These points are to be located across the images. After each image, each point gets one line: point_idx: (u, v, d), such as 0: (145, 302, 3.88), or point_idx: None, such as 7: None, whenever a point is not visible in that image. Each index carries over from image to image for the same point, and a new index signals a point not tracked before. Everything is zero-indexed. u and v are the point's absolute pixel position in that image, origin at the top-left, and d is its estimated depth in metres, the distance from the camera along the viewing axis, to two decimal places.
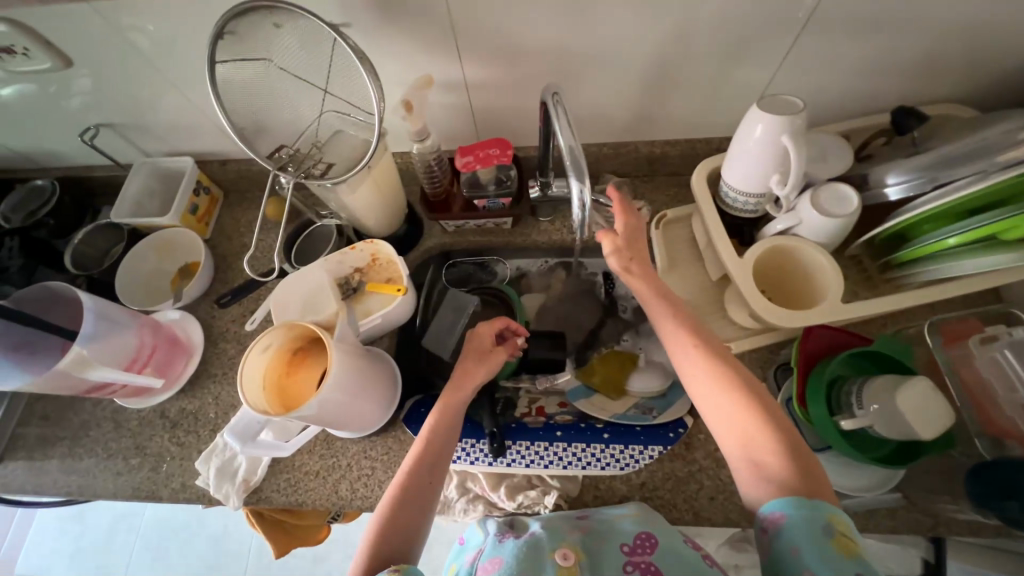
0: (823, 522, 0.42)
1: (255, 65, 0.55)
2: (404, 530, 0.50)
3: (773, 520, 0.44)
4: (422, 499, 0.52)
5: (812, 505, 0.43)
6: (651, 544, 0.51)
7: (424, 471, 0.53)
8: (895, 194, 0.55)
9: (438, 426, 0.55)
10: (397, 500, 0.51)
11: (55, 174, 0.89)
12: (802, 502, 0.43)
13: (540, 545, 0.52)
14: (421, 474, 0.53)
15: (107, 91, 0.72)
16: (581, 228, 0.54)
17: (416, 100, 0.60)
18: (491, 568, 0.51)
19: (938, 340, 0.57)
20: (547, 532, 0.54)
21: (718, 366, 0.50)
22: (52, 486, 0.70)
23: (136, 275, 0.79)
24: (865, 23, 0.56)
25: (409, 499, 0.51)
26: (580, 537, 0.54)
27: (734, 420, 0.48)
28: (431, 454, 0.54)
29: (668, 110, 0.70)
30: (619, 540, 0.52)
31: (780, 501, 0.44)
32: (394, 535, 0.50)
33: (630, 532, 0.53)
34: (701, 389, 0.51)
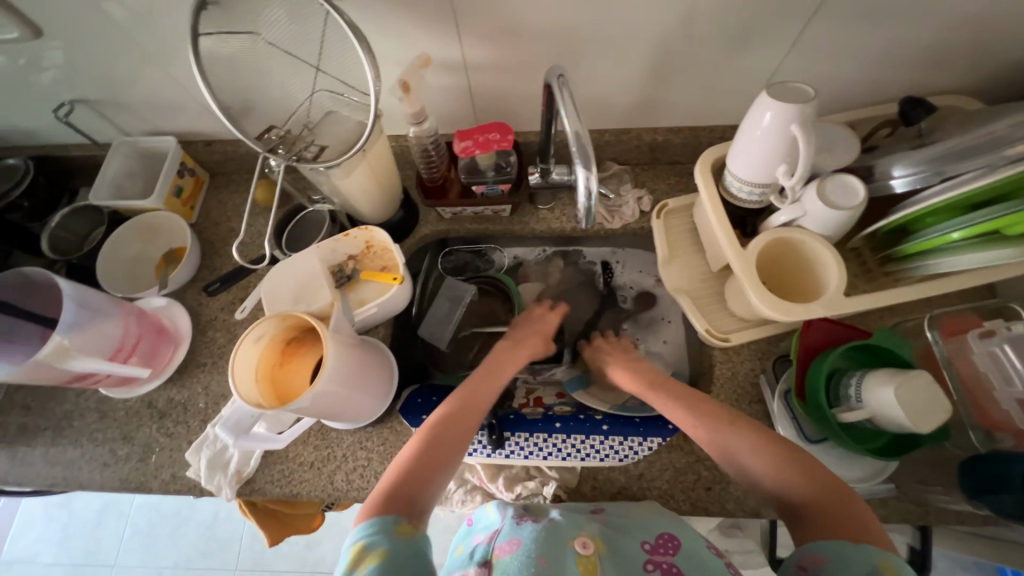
0: (869, 568, 0.40)
1: (242, 38, 0.51)
2: (428, 478, 0.50)
3: (812, 560, 0.43)
4: (451, 453, 0.52)
5: (855, 549, 0.42)
6: (673, 545, 0.51)
7: (460, 424, 0.54)
8: (901, 186, 0.55)
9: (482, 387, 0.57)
10: (426, 447, 0.52)
11: (29, 152, 0.85)
12: (845, 546, 0.42)
13: (560, 530, 0.52)
14: (455, 428, 0.54)
15: (81, 65, 0.67)
16: (587, 218, 0.51)
17: (413, 80, 0.57)
18: (506, 549, 0.51)
19: (938, 333, 0.57)
20: (566, 520, 0.53)
21: (715, 419, 0.53)
22: (36, 477, 0.68)
23: (117, 260, 0.76)
24: (879, 9, 0.54)
25: (439, 450, 0.52)
26: (599, 527, 0.53)
27: (758, 459, 0.49)
28: (471, 410, 0.55)
29: (672, 96, 0.68)
30: (640, 537, 0.51)
31: (817, 544, 0.44)
32: (418, 479, 0.50)
33: (653, 530, 0.52)
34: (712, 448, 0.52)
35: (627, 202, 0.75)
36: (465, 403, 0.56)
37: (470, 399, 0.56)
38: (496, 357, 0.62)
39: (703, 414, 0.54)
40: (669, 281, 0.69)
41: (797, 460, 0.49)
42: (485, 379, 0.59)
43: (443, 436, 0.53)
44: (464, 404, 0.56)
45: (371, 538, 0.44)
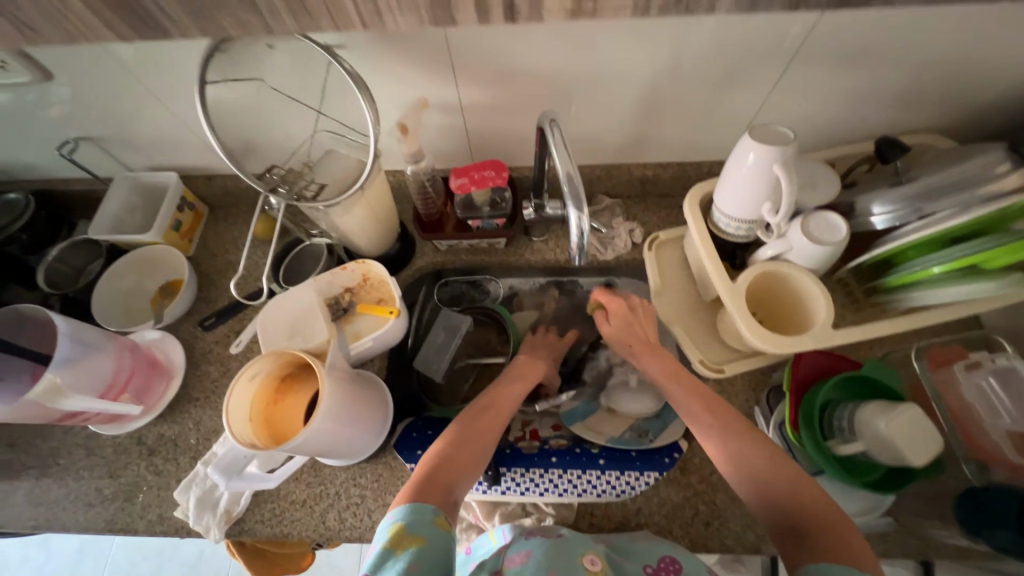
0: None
1: (247, 84, 0.53)
2: (460, 472, 0.51)
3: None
4: (480, 451, 0.54)
5: (857, 573, 0.40)
6: (675, 568, 0.51)
7: (488, 427, 0.56)
8: (881, 223, 0.57)
9: (507, 395, 0.60)
10: (457, 444, 0.53)
11: (30, 186, 0.86)
12: (846, 570, 0.40)
13: (567, 547, 0.52)
14: (483, 429, 0.56)
15: (87, 104, 0.69)
16: (580, 254, 0.53)
17: (412, 122, 0.59)
18: (518, 561, 0.50)
19: (925, 364, 0.58)
20: (573, 537, 0.54)
21: (728, 421, 0.53)
22: (17, 518, 0.66)
23: (113, 293, 0.76)
24: (851, 57, 0.58)
25: (469, 448, 0.53)
26: (604, 549, 0.54)
27: (756, 475, 0.49)
28: (498, 415, 0.58)
29: (660, 134, 0.71)
30: (642, 560, 0.52)
31: (820, 565, 0.41)
32: (452, 472, 0.51)
33: (654, 553, 0.53)
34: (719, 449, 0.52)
35: (619, 234, 0.77)
36: (493, 408, 0.58)
37: (497, 405, 0.59)
38: (519, 368, 0.65)
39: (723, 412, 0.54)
40: (662, 313, 0.70)
41: (795, 480, 0.48)
42: (511, 388, 0.61)
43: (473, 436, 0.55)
44: (489, 406, 0.58)
45: (412, 525, 0.44)
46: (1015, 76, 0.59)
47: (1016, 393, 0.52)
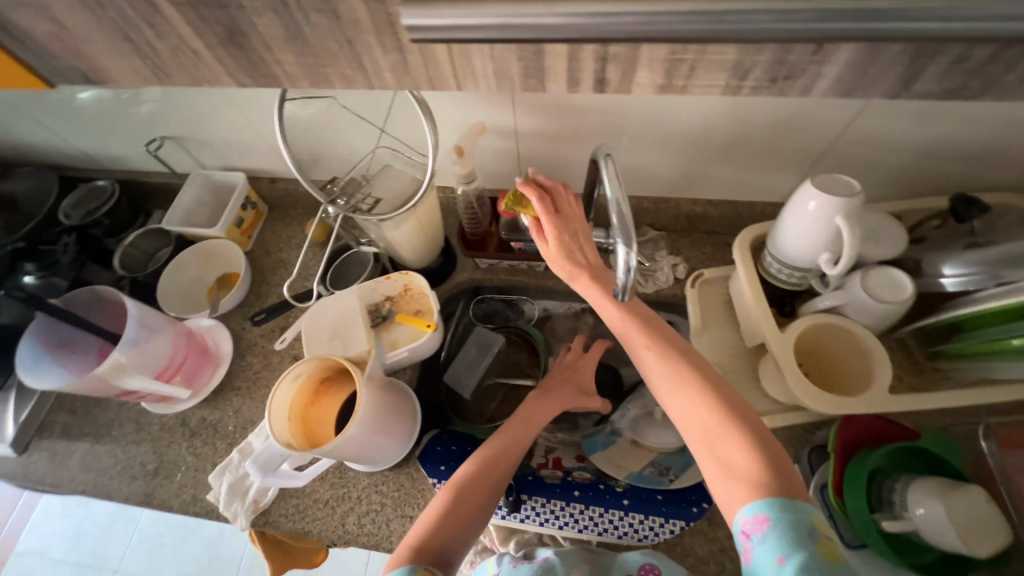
0: (805, 526, 0.39)
1: (320, 102, 0.55)
2: (453, 533, 0.51)
3: (756, 522, 0.41)
4: (476, 511, 0.53)
5: (793, 506, 0.41)
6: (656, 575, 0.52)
7: (483, 481, 0.55)
8: (951, 285, 0.53)
9: (506, 445, 0.58)
10: (451, 503, 0.53)
11: (116, 175, 0.94)
12: (786, 503, 0.41)
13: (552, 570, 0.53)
14: (478, 486, 0.54)
15: (175, 107, 0.75)
16: (624, 291, 0.50)
17: (468, 146, 0.62)
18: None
19: (993, 444, 0.53)
20: (559, 560, 0.54)
21: (679, 364, 0.52)
22: (70, 481, 0.71)
23: (176, 280, 0.82)
24: (931, 109, 0.55)
25: (461, 506, 0.53)
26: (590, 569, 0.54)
27: (700, 415, 0.49)
28: (494, 469, 0.56)
29: (714, 171, 0.69)
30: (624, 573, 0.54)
31: (762, 504, 0.41)
32: (444, 535, 0.51)
33: (634, 562, 0.54)
34: (672, 394, 0.51)
35: (662, 268, 0.76)
36: (490, 462, 0.56)
37: (495, 457, 0.57)
38: (523, 413, 0.62)
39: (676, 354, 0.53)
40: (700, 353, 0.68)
41: (738, 412, 0.48)
42: (510, 435, 0.59)
43: (467, 495, 0.54)
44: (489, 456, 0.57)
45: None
46: None
47: None
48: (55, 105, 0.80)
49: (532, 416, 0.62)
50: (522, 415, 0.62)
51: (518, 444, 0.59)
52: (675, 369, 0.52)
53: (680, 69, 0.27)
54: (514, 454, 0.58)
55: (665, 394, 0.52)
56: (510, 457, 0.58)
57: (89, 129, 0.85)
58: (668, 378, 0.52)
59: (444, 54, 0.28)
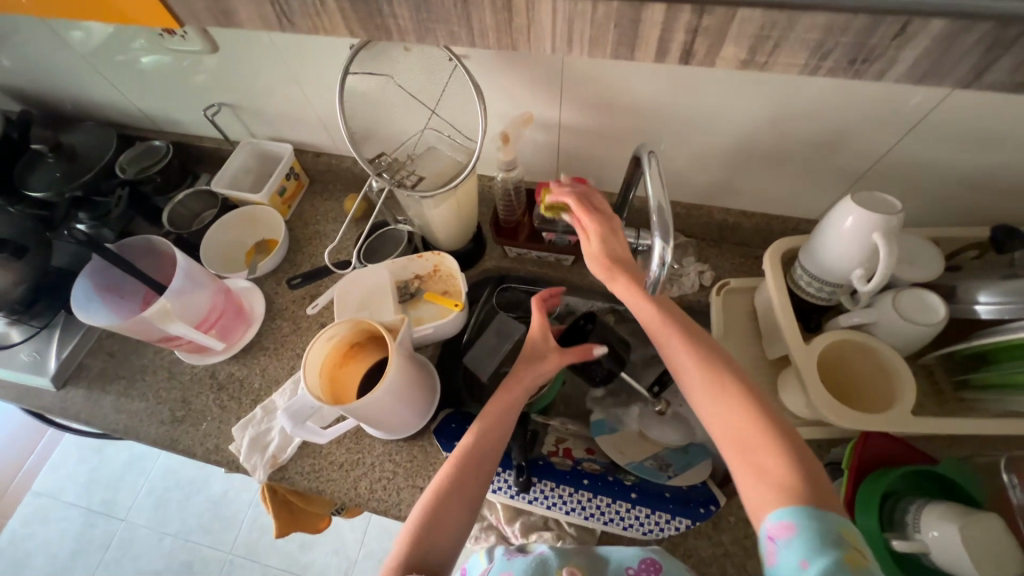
0: (833, 539, 0.40)
1: (376, 79, 0.59)
2: (437, 540, 0.51)
3: (781, 530, 0.42)
4: (458, 515, 0.53)
5: (819, 516, 0.41)
6: (655, 568, 0.55)
7: (463, 485, 0.54)
8: (986, 313, 0.53)
9: (483, 444, 0.57)
10: (432, 509, 0.53)
11: (171, 137, 0.99)
12: (811, 514, 0.41)
13: (547, 565, 0.55)
14: (459, 490, 0.54)
15: (234, 76, 0.79)
16: (655, 286, 0.53)
17: (514, 133, 0.63)
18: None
19: (1016, 477, 0.51)
20: (554, 551, 0.57)
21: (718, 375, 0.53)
22: (103, 419, 0.75)
23: (218, 240, 0.86)
24: (981, 136, 0.54)
25: (444, 511, 0.53)
26: (585, 558, 0.56)
27: (733, 424, 0.50)
28: (472, 470, 0.55)
29: (750, 183, 0.70)
30: (624, 562, 0.56)
31: (786, 511, 0.42)
32: (428, 542, 0.51)
33: (635, 554, 0.56)
34: (707, 401, 0.52)
35: (689, 274, 0.76)
36: (468, 465, 0.55)
37: (473, 459, 0.56)
38: (491, 408, 0.60)
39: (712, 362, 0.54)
40: None
41: (774, 427, 0.49)
42: (486, 434, 0.58)
43: (448, 501, 0.53)
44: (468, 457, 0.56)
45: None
46: None
47: None
48: (123, 65, 0.85)
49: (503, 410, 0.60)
50: (491, 410, 0.59)
51: (496, 443, 0.57)
52: (710, 377, 0.53)
53: (765, 46, 0.29)
54: (491, 456, 0.56)
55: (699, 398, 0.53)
56: (488, 457, 0.56)
57: (151, 91, 0.90)
58: (703, 385, 0.53)
59: (549, 16, 0.30)
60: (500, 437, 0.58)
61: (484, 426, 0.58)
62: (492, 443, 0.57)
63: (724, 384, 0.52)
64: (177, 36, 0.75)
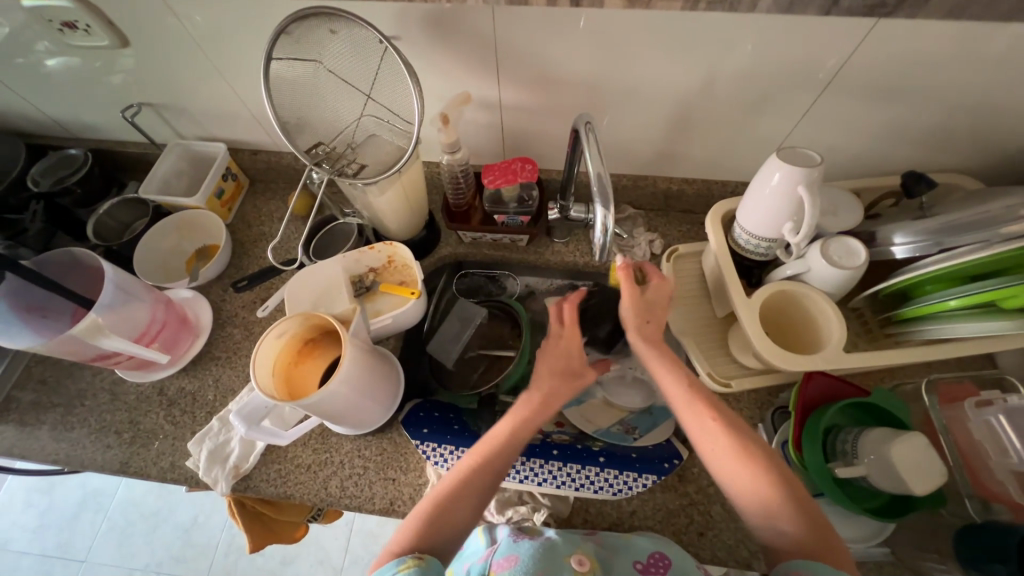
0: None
1: (307, 65, 0.57)
2: (447, 520, 0.49)
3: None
4: (474, 497, 0.50)
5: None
6: (663, 564, 0.53)
7: (485, 467, 0.51)
8: (901, 253, 0.58)
9: (517, 426, 0.54)
10: (450, 487, 0.50)
11: (89, 145, 0.92)
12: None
13: (556, 548, 0.53)
14: (479, 471, 0.51)
15: (150, 73, 0.74)
16: (602, 252, 0.55)
17: (454, 114, 0.63)
18: (505, 565, 0.52)
19: (935, 398, 0.57)
20: (562, 537, 0.55)
21: (738, 444, 0.50)
22: (40, 452, 0.69)
23: (153, 251, 0.80)
24: (885, 91, 0.59)
25: (461, 491, 0.50)
26: (595, 547, 0.55)
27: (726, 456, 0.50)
28: (498, 453, 0.52)
29: (688, 151, 0.73)
30: (631, 557, 0.54)
31: (801, 564, 0.43)
32: (439, 520, 0.48)
33: (643, 549, 0.55)
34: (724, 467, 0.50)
35: (640, 244, 0.78)
36: (494, 447, 0.52)
37: (500, 440, 0.53)
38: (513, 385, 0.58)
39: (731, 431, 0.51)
40: (673, 323, 0.71)
41: (759, 455, 0.49)
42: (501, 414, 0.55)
43: (466, 481, 0.50)
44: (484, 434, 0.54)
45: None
46: None
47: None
48: (22, 69, 0.78)
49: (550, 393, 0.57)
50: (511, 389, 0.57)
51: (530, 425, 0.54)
52: (728, 441, 0.50)
53: None
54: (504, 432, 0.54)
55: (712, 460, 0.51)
56: (518, 439, 0.53)
57: (58, 96, 0.82)
58: (720, 451, 0.50)
59: None
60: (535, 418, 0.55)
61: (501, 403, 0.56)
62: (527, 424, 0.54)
63: (740, 449, 0.50)
64: (79, 30, 0.67)
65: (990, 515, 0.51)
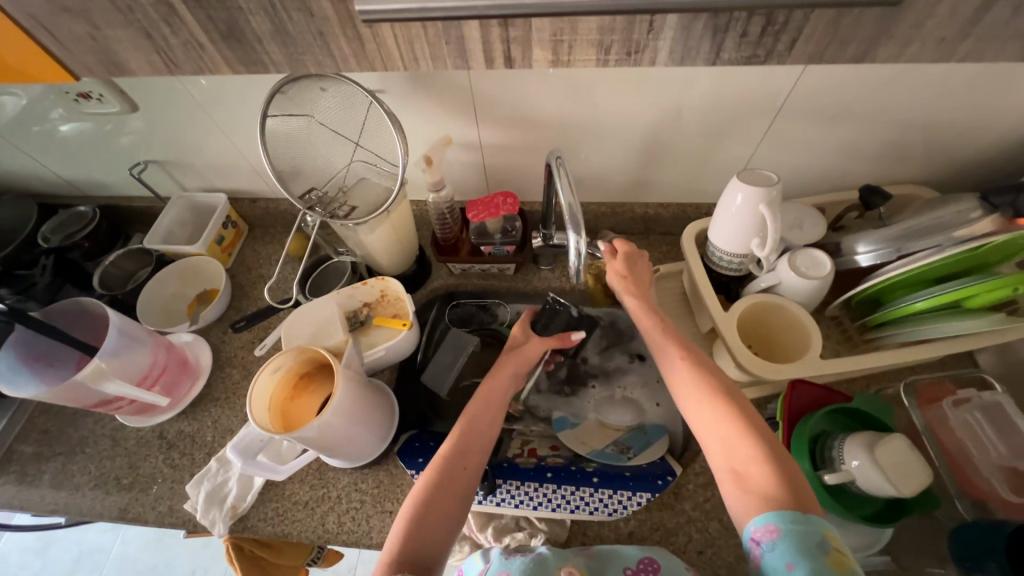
0: (818, 537, 0.40)
1: (300, 119, 0.62)
2: (430, 532, 0.49)
3: (767, 531, 0.42)
4: (452, 501, 0.52)
5: (807, 521, 0.41)
6: (654, 569, 0.52)
7: (455, 475, 0.53)
8: (866, 260, 0.61)
9: (474, 430, 0.57)
10: (424, 499, 0.51)
11: (97, 201, 0.97)
12: (797, 516, 0.42)
13: (546, 563, 0.52)
14: (450, 481, 0.53)
15: (156, 133, 0.79)
16: (578, 274, 0.59)
17: (437, 155, 0.67)
18: None
19: (914, 399, 0.59)
20: (551, 553, 0.53)
21: (718, 406, 0.51)
22: (39, 502, 0.70)
23: (157, 297, 0.84)
24: (833, 114, 0.64)
25: (435, 503, 0.51)
26: (586, 560, 0.53)
27: (701, 407, 0.52)
28: (464, 460, 0.55)
29: (660, 177, 0.77)
30: (622, 564, 0.53)
31: (771, 515, 0.42)
32: (421, 534, 0.49)
33: (632, 556, 0.53)
34: (706, 426, 0.51)
35: None
36: (460, 454, 0.55)
37: (464, 448, 0.56)
38: (488, 394, 0.61)
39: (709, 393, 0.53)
40: None
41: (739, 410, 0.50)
42: (478, 421, 0.58)
43: (440, 493, 0.52)
44: (462, 442, 0.56)
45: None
46: (988, 137, 0.64)
47: (1001, 428, 0.54)
48: (38, 137, 0.84)
49: (499, 391, 0.62)
50: (489, 395, 0.61)
51: (486, 430, 0.58)
52: (706, 399, 0.52)
53: None
54: (483, 441, 0.57)
55: (695, 419, 0.52)
56: (479, 441, 0.57)
57: (71, 158, 0.88)
58: (701, 411, 0.52)
59: None
60: (487, 421, 0.59)
61: (480, 412, 0.59)
62: (482, 429, 0.58)
63: (719, 406, 0.51)
64: (92, 98, 0.73)
65: (982, 513, 0.52)
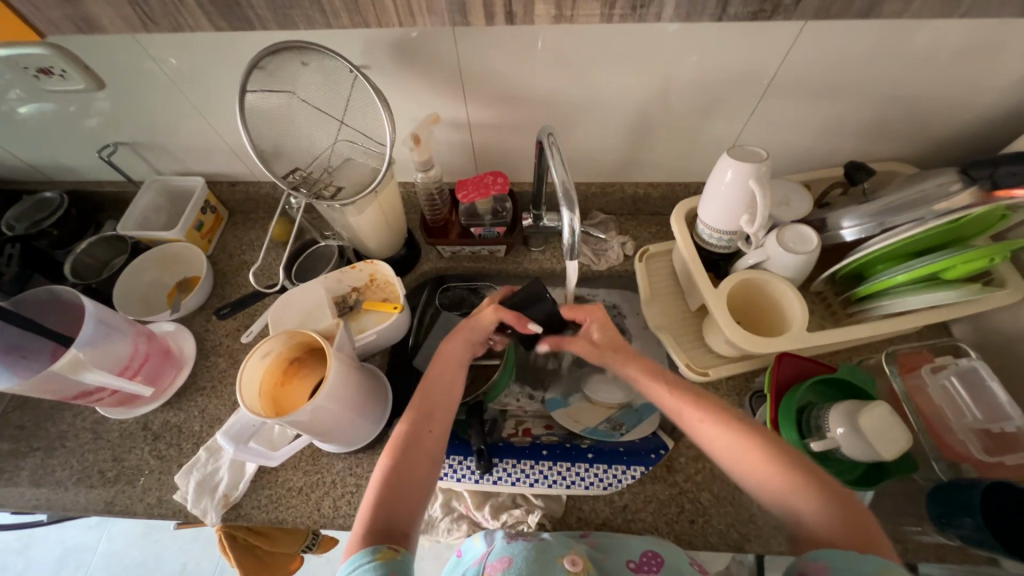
0: None
1: (280, 95, 0.60)
2: (399, 502, 0.50)
3: (814, 568, 0.43)
4: (421, 467, 0.53)
5: (862, 560, 0.42)
6: (657, 562, 0.53)
7: (421, 443, 0.55)
8: (850, 235, 0.62)
9: (433, 397, 0.58)
10: (395, 472, 0.52)
11: (64, 186, 0.93)
12: (849, 557, 0.42)
13: (550, 549, 0.52)
14: (416, 450, 0.54)
15: (127, 114, 0.75)
16: (573, 252, 0.58)
17: (425, 134, 0.66)
18: (499, 567, 0.50)
19: (895, 367, 0.61)
20: (556, 539, 0.54)
21: (740, 432, 0.52)
22: (18, 499, 0.67)
23: (134, 286, 0.81)
24: (819, 91, 0.64)
25: (407, 472, 0.52)
26: (588, 549, 0.54)
27: (719, 434, 0.53)
28: (428, 428, 0.56)
29: (649, 157, 0.78)
30: (625, 556, 0.53)
31: (821, 552, 0.43)
32: (394, 507, 0.50)
33: (636, 549, 0.54)
34: (735, 456, 0.52)
35: (613, 246, 0.82)
36: (421, 424, 0.56)
37: (427, 414, 0.57)
38: (440, 359, 0.61)
39: (732, 422, 0.53)
40: (651, 318, 0.73)
41: (761, 434, 0.52)
42: (438, 390, 0.59)
43: (411, 465, 0.53)
44: (426, 411, 0.57)
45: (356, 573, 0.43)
46: (962, 113, 0.66)
47: (976, 392, 0.57)
48: None
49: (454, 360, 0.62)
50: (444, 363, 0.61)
51: (444, 398, 0.59)
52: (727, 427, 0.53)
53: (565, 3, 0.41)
54: (445, 409, 0.58)
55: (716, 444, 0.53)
56: (443, 411, 0.58)
57: (33, 141, 0.83)
58: (723, 442, 0.53)
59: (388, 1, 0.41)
60: (450, 403, 0.59)
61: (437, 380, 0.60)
62: (441, 402, 0.58)
63: (746, 431, 0.52)
64: (54, 75, 0.68)
65: (956, 472, 0.54)
